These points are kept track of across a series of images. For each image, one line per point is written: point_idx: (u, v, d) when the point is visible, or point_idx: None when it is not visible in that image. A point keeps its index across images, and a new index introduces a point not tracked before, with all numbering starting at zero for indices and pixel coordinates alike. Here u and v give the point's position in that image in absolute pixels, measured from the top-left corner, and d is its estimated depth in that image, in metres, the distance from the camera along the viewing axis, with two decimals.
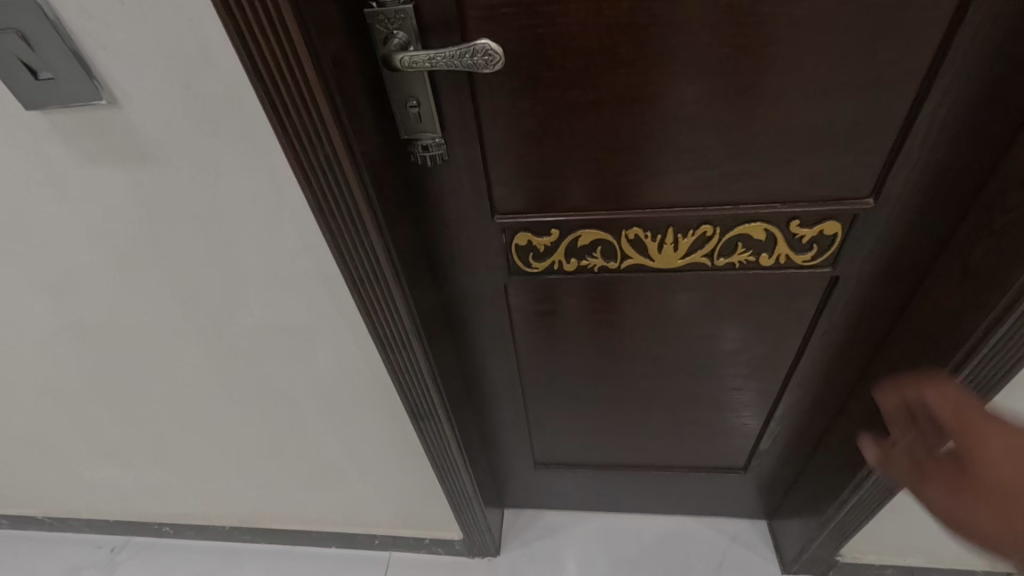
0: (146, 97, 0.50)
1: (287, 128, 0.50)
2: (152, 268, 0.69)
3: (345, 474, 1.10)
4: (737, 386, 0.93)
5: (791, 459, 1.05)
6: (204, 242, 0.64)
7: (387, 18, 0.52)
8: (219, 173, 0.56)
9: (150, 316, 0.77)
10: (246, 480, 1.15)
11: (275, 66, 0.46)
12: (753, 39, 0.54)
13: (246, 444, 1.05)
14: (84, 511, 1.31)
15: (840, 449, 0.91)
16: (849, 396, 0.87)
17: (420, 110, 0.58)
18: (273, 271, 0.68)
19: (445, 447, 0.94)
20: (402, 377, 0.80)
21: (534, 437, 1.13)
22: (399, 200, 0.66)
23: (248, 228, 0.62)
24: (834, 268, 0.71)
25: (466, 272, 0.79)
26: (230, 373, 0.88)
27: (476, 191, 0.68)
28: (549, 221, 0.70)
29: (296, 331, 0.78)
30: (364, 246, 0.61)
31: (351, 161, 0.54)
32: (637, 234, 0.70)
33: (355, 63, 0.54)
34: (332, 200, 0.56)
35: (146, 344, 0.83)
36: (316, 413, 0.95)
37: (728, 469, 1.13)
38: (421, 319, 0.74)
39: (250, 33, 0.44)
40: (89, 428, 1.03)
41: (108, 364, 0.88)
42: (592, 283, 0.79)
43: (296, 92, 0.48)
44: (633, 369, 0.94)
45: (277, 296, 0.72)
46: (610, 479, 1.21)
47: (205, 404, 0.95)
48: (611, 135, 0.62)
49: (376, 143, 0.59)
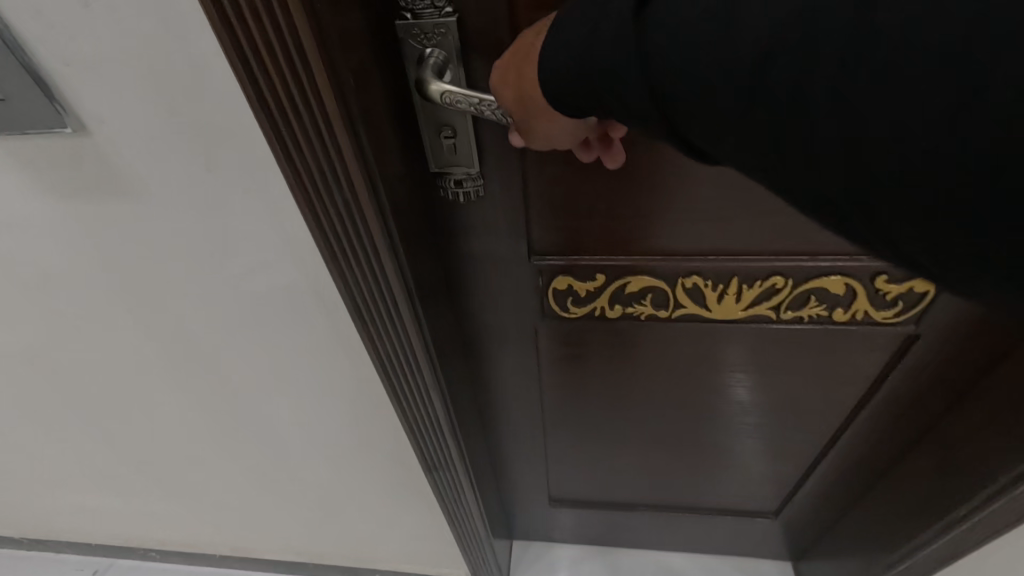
0: (123, 124, 0.41)
1: (297, 166, 0.41)
2: (137, 303, 0.60)
3: (347, 511, 1.02)
4: (782, 436, 0.85)
5: (826, 510, 0.97)
6: (199, 280, 0.56)
7: (423, 33, 0.44)
8: (216, 211, 0.47)
9: (135, 351, 0.69)
10: (240, 512, 1.06)
11: (287, 101, 0.37)
12: None
13: (242, 478, 0.96)
14: (63, 534, 1.22)
15: (886, 509, 0.83)
16: (902, 453, 0.79)
17: (456, 139, 0.50)
18: (274, 310, 0.59)
19: (456, 495, 0.85)
20: (416, 431, 0.71)
21: (551, 472, 1.05)
22: (422, 238, 0.57)
23: (250, 267, 0.53)
24: (915, 327, 0.62)
25: (491, 311, 0.70)
26: (225, 410, 0.79)
27: (512, 227, 0.59)
28: (593, 265, 0.62)
29: (300, 372, 0.69)
30: (380, 293, 0.52)
31: (372, 202, 0.45)
32: (695, 283, 0.62)
33: (381, 84, 0.44)
34: (349, 250, 0.47)
35: (132, 378, 0.74)
36: (317, 453, 0.87)
37: (757, 513, 1.06)
38: (440, 367, 0.66)
39: (254, 54, 0.35)
40: (67, 457, 0.95)
41: (88, 395, 0.79)
42: (635, 328, 0.71)
43: (312, 129, 0.39)
44: (664, 414, 0.86)
45: (281, 337, 0.63)
46: (627, 518, 1.14)
47: (197, 438, 0.87)
48: (678, 174, 0.53)
49: (401, 175, 0.50)
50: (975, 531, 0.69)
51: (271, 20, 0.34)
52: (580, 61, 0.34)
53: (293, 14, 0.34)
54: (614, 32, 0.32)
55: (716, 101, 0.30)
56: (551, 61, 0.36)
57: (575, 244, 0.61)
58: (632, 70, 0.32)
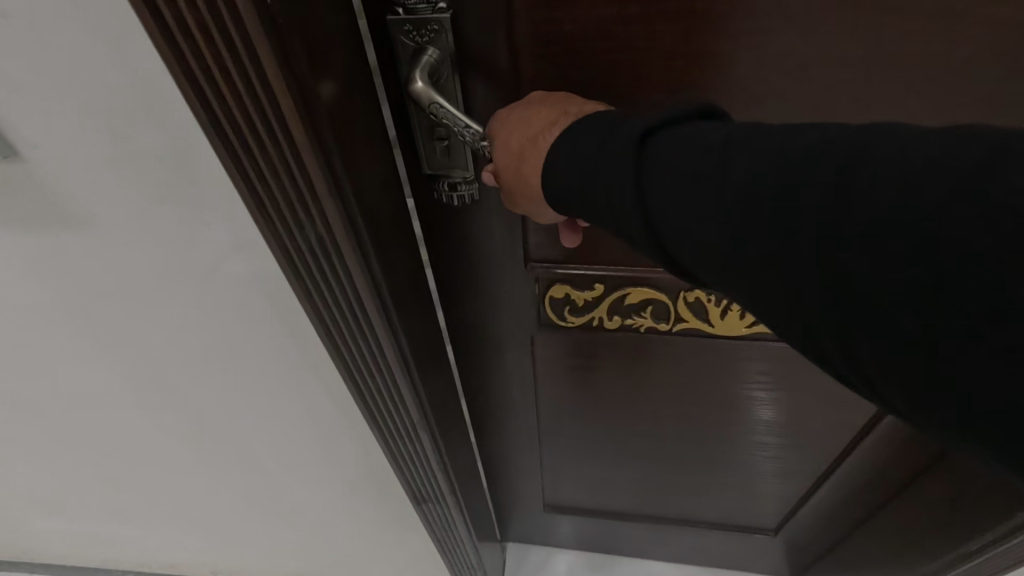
0: (66, 143, 0.39)
1: (266, 202, 0.37)
2: (97, 333, 0.56)
3: (334, 535, 0.97)
4: (784, 454, 0.83)
5: (830, 529, 0.94)
6: (165, 308, 0.52)
7: (416, 29, 0.42)
8: (176, 231, 0.45)
9: (97, 383, 0.64)
10: (221, 536, 1.02)
11: (250, 135, 0.34)
12: (859, 75, 0.44)
13: (221, 505, 0.92)
14: (38, 559, 1.18)
15: (893, 532, 0.79)
16: (905, 485, 0.75)
17: (450, 142, 0.47)
18: (245, 337, 0.55)
19: (448, 523, 0.82)
20: (403, 463, 0.67)
21: (547, 483, 1.02)
22: (414, 266, 0.53)
23: (221, 292, 0.50)
24: None
25: (488, 324, 0.67)
26: (198, 441, 0.74)
27: (505, 233, 0.56)
28: (591, 274, 0.59)
29: (277, 404, 0.65)
30: (361, 335, 0.49)
31: (354, 240, 0.41)
32: (698, 297, 0.60)
33: (362, 102, 0.40)
34: (328, 289, 0.44)
35: (94, 411, 0.69)
36: (299, 483, 0.82)
37: (755, 530, 1.04)
38: (430, 397, 0.62)
39: (210, 82, 0.31)
40: (34, 486, 0.90)
41: (49, 427, 0.74)
42: (634, 341, 0.68)
43: (281, 166, 0.36)
44: (662, 428, 0.83)
45: (256, 367, 0.59)
46: (624, 527, 1.11)
47: (170, 469, 0.82)
48: None
49: (390, 200, 0.46)
50: (990, 564, 0.67)
51: (228, 46, 0.30)
52: (585, 165, 0.37)
53: (254, 40, 0.30)
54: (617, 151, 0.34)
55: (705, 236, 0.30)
56: (559, 162, 0.39)
57: (570, 254, 0.58)
58: (624, 189, 0.34)
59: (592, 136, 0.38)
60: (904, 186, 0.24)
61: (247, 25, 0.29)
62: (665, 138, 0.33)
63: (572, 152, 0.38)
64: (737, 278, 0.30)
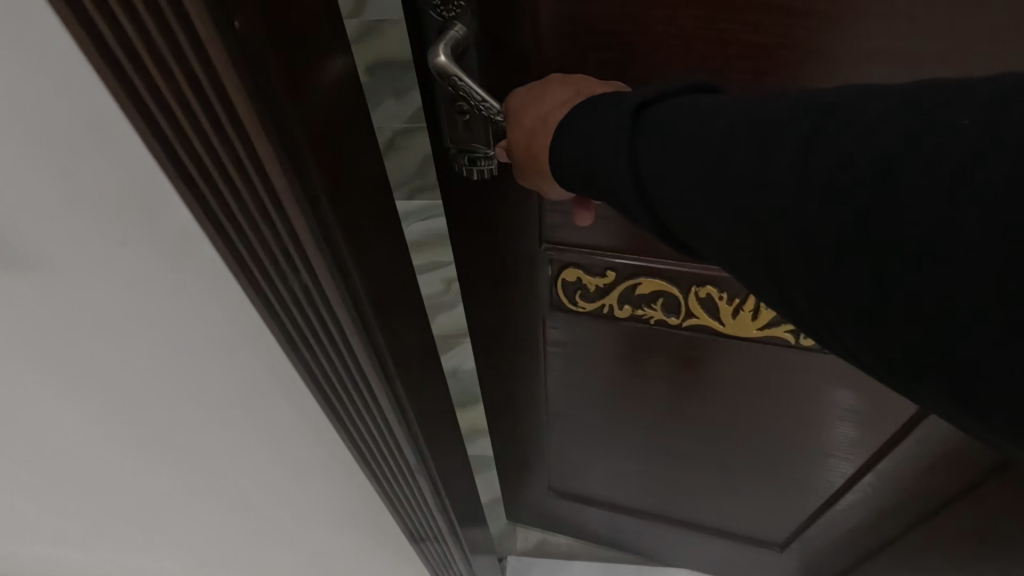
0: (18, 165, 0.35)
1: (248, 250, 0.34)
2: (66, 371, 0.51)
3: (330, 566, 0.93)
4: (796, 467, 0.82)
5: (845, 551, 0.91)
6: (141, 345, 0.48)
7: (443, 4, 0.43)
8: (142, 264, 0.40)
9: (70, 420, 0.59)
10: (212, 566, 0.98)
11: (214, 175, 0.30)
12: (891, 74, 0.42)
13: (211, 536, 0.87)
14: None
15: (909, 552, 0.78)
16: (931, 516, 0.72)
17: (472, 117, 0.48)
18: (225, 369, 0.51)
19: (446, 559, 0.80)
20: (399, 509, 0.64)
21: (554, 468, 1.03)
22: (408, 298, 0.51)
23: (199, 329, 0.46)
24: None
25: (503, 303, 0.69)
26: (183, 476, 0.70)
27: (518, 223, 0.60)
28: (604, 261, 0.62)
29: (268, 439, 0.60)
30: (347, 381, 0.46)
31: (347, 267, 0.39)
32: (709, 293, 0.61)
33: (353, 115, 0.38)
34: (309, 338, 0.41)
35: (71, 446, 0.65)
36: (292, 517, 0.78)
37: (761, 543, 1.02)
38: (424, 428, 0.59)
39: (176, 132, 0.27)
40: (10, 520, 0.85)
41: (21, 462, 0.69)
42: (644, 333, 0.69)
43: (256, 206, 0.32)
44: (673, 425, 0.83)
45: (243, 403, 0.55)
46: (626, 522, 1.11)
47: (155, 502, 0.77)
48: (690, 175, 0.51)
49: (381, 215, 0.43)
50: None
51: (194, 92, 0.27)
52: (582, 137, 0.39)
53: (221, 77, 0.27)
54: (614, 126, 0.36)
55: (697, 204, 0.31)
56: (561, 137, 0.41)
57: (578, 240, 0.60)
58: (618, 157, 0.35)
59: (590, 112, 0.39)
60: (905, 155, 0.23)
61: (218, 64, 0.26)
62: (660, 109, 0.35)
63: (571, 127, 0.40)
64: (731, 252, 0.31)
